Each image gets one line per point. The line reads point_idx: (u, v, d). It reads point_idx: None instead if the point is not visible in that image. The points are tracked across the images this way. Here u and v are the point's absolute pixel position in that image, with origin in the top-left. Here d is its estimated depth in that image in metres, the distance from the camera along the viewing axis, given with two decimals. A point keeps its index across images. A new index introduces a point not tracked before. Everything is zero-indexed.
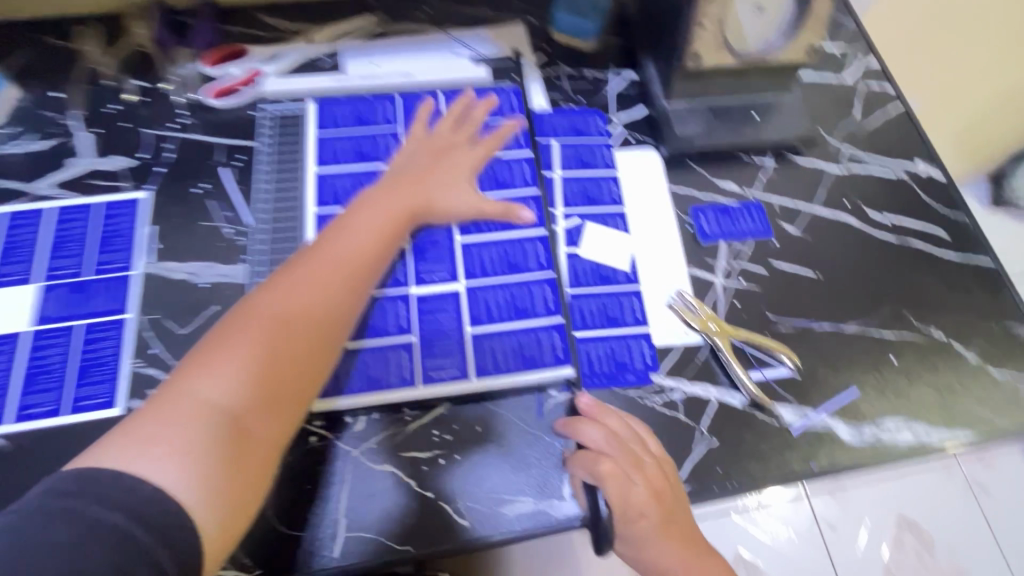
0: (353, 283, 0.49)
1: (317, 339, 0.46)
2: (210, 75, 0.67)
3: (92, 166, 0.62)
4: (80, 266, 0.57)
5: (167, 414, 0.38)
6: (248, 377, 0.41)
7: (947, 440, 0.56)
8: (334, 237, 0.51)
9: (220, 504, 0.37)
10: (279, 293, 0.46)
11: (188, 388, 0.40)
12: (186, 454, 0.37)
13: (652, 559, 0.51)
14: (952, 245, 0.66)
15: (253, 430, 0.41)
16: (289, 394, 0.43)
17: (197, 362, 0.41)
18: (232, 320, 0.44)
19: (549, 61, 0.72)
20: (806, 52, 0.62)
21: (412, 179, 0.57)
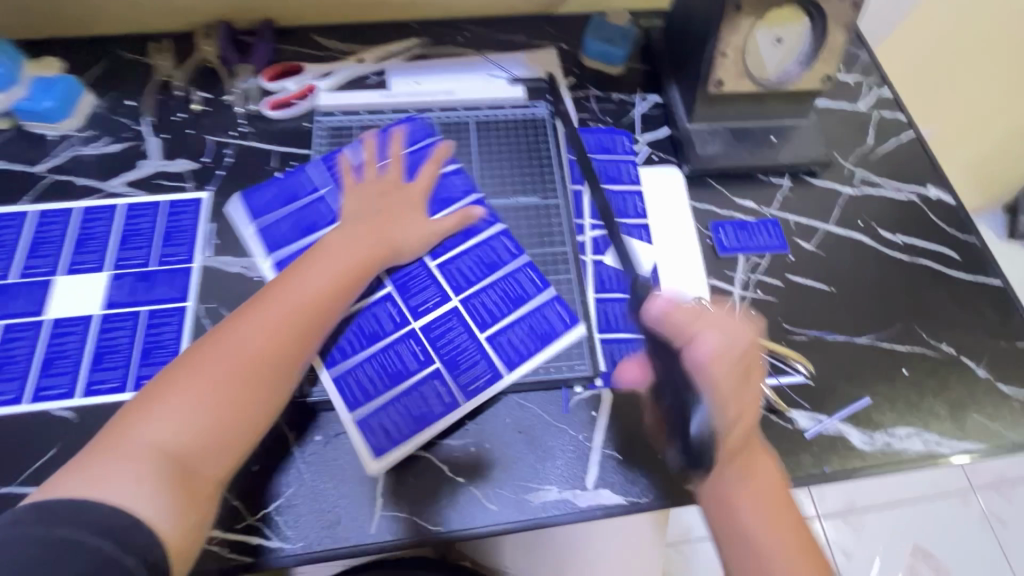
0: (305, 328, 0.52)
1: (268, 379, 0.49)
2: (268, 89, 0.73)
3: (159, 168, 0.68)
4: (146, 257, 0.62)
5: (118, 453, 0.42)
6: (196, 417, 0.45)
7: (957, 450, 0.58)
8: (288, 282, 0.53)
9: (170, 523, 0.41)
10: (232, 338, 0.49)
11: (136, 430, 0.44)
12: (136, 484, 0.41)
13: (733, 502, 0.47)
14: (962, 266, 0.68)
15: (199, 467, 0.44)
16: (237, 432, 0.47)
17: (148, 404, 0.45)
18: (187, 362, 0.48)
19: (579, 84, 0.78)
20: (821, 81, 0.67)
21: (367, 218, 0.60)
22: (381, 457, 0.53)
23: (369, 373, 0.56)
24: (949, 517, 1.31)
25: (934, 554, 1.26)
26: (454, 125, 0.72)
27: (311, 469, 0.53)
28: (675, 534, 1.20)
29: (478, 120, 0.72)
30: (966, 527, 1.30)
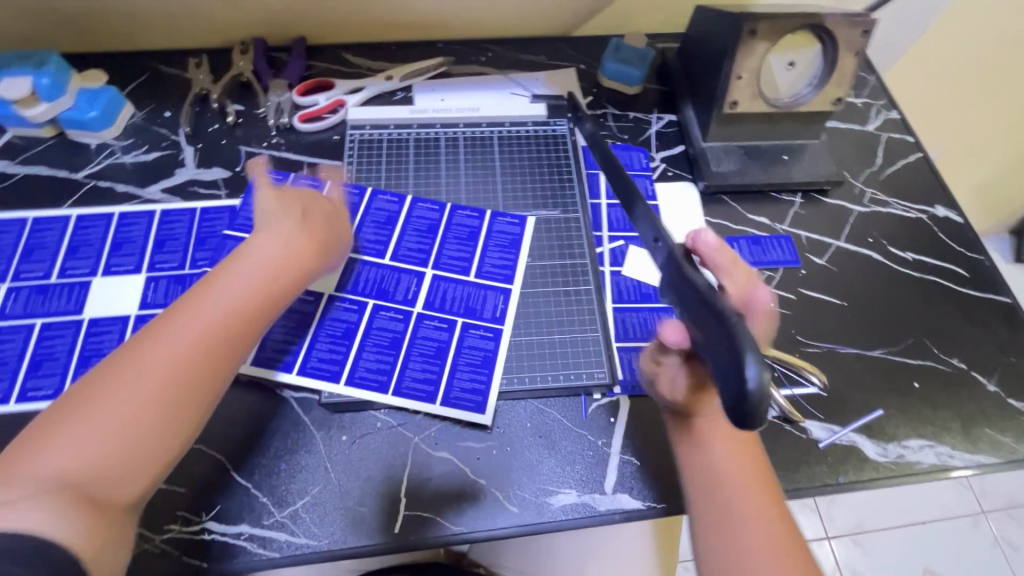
0: (226, 344, 0.47)
1: (184, 399, 0.43)
2: (299, 103, 0.76)
3: (194, 176, 0.71)
4: (181, 261, 0.65)
5: (6, 490, 0.36)
6: (100, 444, 0.40)
7: (969, 463, 0.59)
8: (201, 295, 0.48)
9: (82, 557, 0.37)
10: (135, 356, 0.43)
11: (28, 464, 0.38)
12: (34, 518, 0.36)
13: (712, 471, 0.47)
14: (971, 283, 0.70)
15: (108, 495, 0.39)
16: (152, 455, 0.41)
17: (42, 436, 0.39)
18: (84, 387, 0.42)
19: (597, 103, 0.81)
20: (832, 103, 0.69)
21: (304, 228, 0.57)
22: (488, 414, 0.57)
23: (393, 373, 0.58)
24: (960, 540, 1.30)
25: None
26: (478, 140, 0.74)
27: (338, 469, 0.55)
28: (682, 552, 1.20)
29: (501, 135, 0.75)
30: (977, 551, 1.29)
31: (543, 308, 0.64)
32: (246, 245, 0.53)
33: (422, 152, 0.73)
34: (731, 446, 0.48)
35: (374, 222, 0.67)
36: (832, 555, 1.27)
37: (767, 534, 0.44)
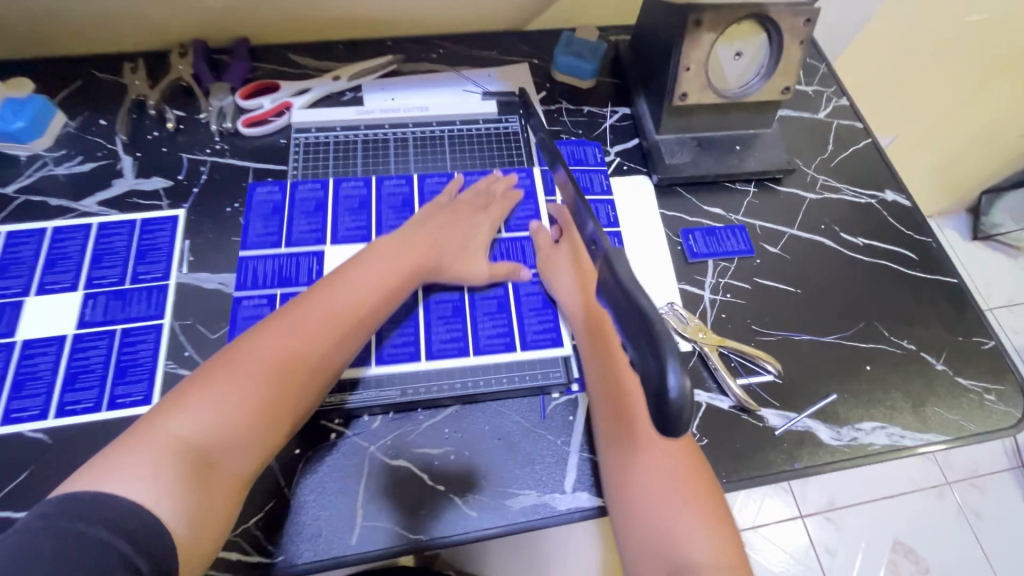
0: (340, 337, 0.54)
1: (296, 383, 0.50)
2: (243, 106, 0.74)
3: (133, 186, 0.68)
4: (121, 276, 0.62)
5: (142, 445, 0.44)
6: (220, 416, 0.46)
7: (920, 442, 0.60)
8: (331, 290, 0.55)
9: (189, 520, 0.42)
10: (261, 342, 0.51)
11: (165, 423, 0.45)
12: (155, 478, 0.42)
13: (642, 468, 0.51)
14: (920, 265, 0.72)
15: (221, 463, 0.45)
16: (261, 431, 0.48)
17: (177, 400, 0.47)
18: (220, 360, 0.49)
19: (550, 98, 0.80)
20: (781, 92, 0.70)
21: (425, 235, 0.63)
22: (520, 350, 0.61)
23: (421, 339, 0.60)
24: (928, 511, 1.34)
25: (915, 549, 1.29)
26: (429, 140, 0.74)
27: (290, 484, 0.54)
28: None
29: (452, 135, 0.74)
30: (945, 522, 1.33)
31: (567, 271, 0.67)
32: (366, 251, 0.60)
33: (370, 154, 0.72)
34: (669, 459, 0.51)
35: (348, 209, 0.68)
36: (805, 532, 1.30)
37: (694, 523, 0.48)
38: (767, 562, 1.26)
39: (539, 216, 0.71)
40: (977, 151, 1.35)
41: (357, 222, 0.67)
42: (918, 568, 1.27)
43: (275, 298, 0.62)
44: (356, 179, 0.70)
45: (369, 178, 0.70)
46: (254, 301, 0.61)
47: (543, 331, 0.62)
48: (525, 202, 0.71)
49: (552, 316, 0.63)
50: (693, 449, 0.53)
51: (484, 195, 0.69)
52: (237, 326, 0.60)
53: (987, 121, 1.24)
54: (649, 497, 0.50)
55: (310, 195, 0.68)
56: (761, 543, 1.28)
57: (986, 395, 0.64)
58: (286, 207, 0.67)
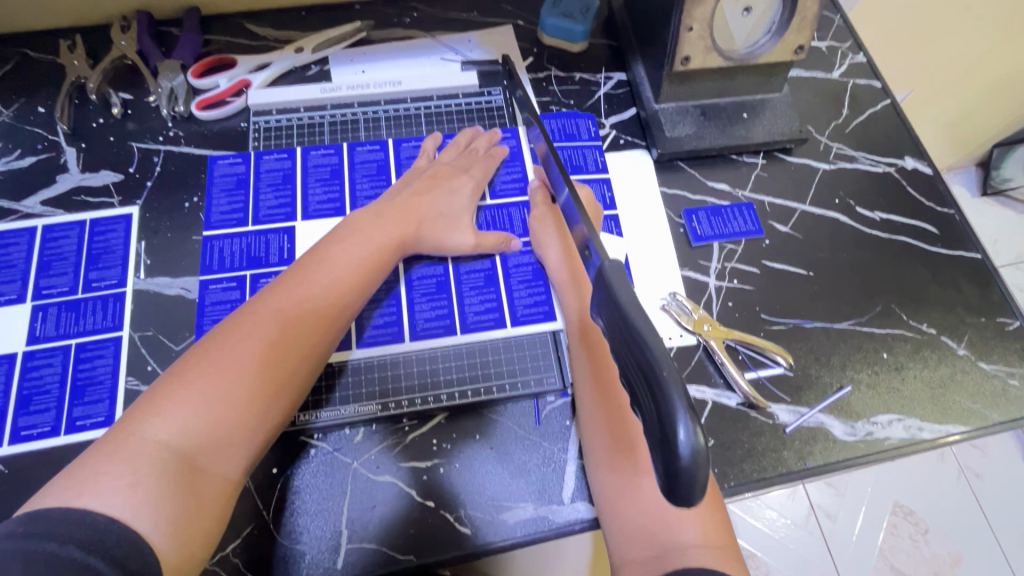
0: (322, 319, 0.48)
1: (284, 371, 0.45)
2: (197, 86, 0.66)
3: (80, 182, 0.62)
4: (73, 284, 0.57)
5: (117, 453, 0.38)
6: (203, 413, 0.40)
7: (939, 434, 0.57)
8: (307, 271, 0.50)
9: (177, 533, 0.37)
10: (238, 331, 0.45)
11: (138, 428, 0.39)
12: (135, 489, 0.36)
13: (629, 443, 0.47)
14: (941, 240, 0.66)
15: (209, 466, 0.40)
16: (251, 426, 0.42)
17: (150, 402, 0.41)
18: (194, 355, 0.43)
19: (539, 64, 0.72)
20: (795, 51, 0.62)
21: (404, 204, 0.57)
22: (510, 327, 0.58)
23: (405, 320, 0.57)
24: (933, 472, 1.26)
25: (916, 511, 1.21)
26: (404, 118, 0.67)
27: (268, 506, 0.50)
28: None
29: (430, 112, 0.68)
30: (947, 483, 1.25)
31: None
32: (344, 225, 0.55)
33: (338, 136, 0.65)
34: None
35: (318, 180, 0.62)
36: (805, 499, 1.23)
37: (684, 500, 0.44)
38: (762, 528, 1.20)
39: (527, 179, 0.65)
40: (993, 103, 1.27)
41: (330, 193, 0.62)
42: (917, 529, 1.20)
43: (244, 280, 0.57)
44: (326, 147, 0.64)
45: (340, 145, 0.64)
46: (223, 285, 0.57)
47: (535, 304, 0.59)
48: (510, 163, 0.65)
49: (543, 288, 0.59)
50: None
51: (467, 154, 0.63)
52: (205, 314, 0.56)
53: (1006, 71, 1.16)
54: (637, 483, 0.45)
55: (276, 166, 0.63)
56: (759, 510, 1.21)
57: (1010, 380, 0.60)
58: (251, 185, 0.62)
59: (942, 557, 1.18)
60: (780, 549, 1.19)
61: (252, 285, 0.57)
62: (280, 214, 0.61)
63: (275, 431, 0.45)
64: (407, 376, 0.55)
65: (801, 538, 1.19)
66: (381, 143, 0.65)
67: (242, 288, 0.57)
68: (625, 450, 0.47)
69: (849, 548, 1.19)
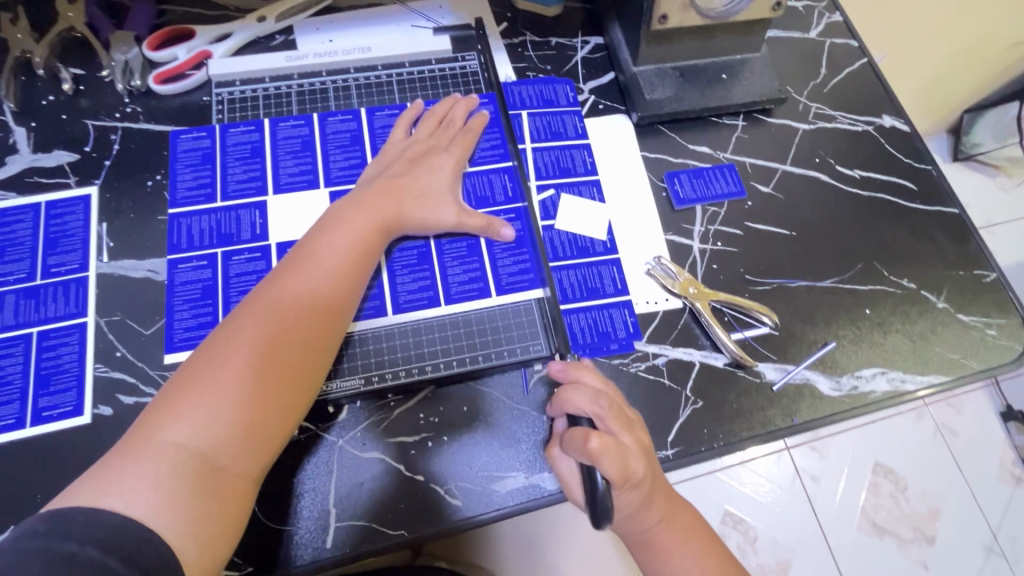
0: (324, 311, 0.47)
1: (291, 367, 0.44)
2: (153, 59, 0.63)
3: (32, 163, 0.58)
4: (30, 270, 0.54)
5: (138, 454, 0.38)
6: (218, 415, 0.41)
7: (922, 385, 0.58)
8: (302, 264, 0.48)
9: (197, 532, 0.37)
10: (240, 331, 0.44)
11: (156, 432, 0.39)
12: (156, 489, 0.37)
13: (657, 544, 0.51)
14: (919, 196, 0.67)
15: (229, 466, 0.40)
16: (267, 424, 0.42)
17: (163, 406, 0.40)
18: (200, 358, 0.43)
19: (513, 29, 0.70)
20: (772, 8, 0.61)
21: (385, 185, 0.55)
22: (494, 296, 0.56)
23: (386, 293, 0.55)
24: (913, 432, 1.29)
25: (897, 470, 1.25)
26: (375, 86, 0.64)
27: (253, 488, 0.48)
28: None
29: (402, 79, 0.65)
30: (926, 442, 1.28)
31: (541, 203, 0.61)
32: (336, 211, 0.53)
33: (308, 107, 0.62)
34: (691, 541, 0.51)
35: (289, 152, 0.60)
36: (790, 463, 1.26)
37: None
38: (749, 493, 1.23)
39: (506, 146, 0.63)
40: (964, 67, 1.28)
41: (301, 165, 0.59)
42: (897, 487, 1.23)
43: (215, 258, 0.55)
44: (294, 118, 0.61)
45: (310, 116, 0.62)
46: (192, 263, 0.55)
47: (518, 272, 0.57)
48: (488, 129, 0.63)
49: (527, 255, 0.58)
50: (692, 519, 0.53)
51: (444, 125, 0.61)
52: (175, 294, 0.53)
53: (978, 32, 1.17)
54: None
55: (243, 139, 0.60)
56: (744, 476, 1.24)
57: (987, 330, 0.61)
58: (217, 160, 0.59)
59: (922, 512, 1.22)
60: (768, 514, 1.21)
61: (222, 264, 0.55)
62: (249, 190, 0.58)
63: (293, 425, 0.45)
64: (399, 352, 0.53)
65: (786, 502, 1.22)
66: (352, 112, 0.62)
67: (213, 267, 0.54)
68: (650, 549, 0.51)
69: (832, 508, 1.23)
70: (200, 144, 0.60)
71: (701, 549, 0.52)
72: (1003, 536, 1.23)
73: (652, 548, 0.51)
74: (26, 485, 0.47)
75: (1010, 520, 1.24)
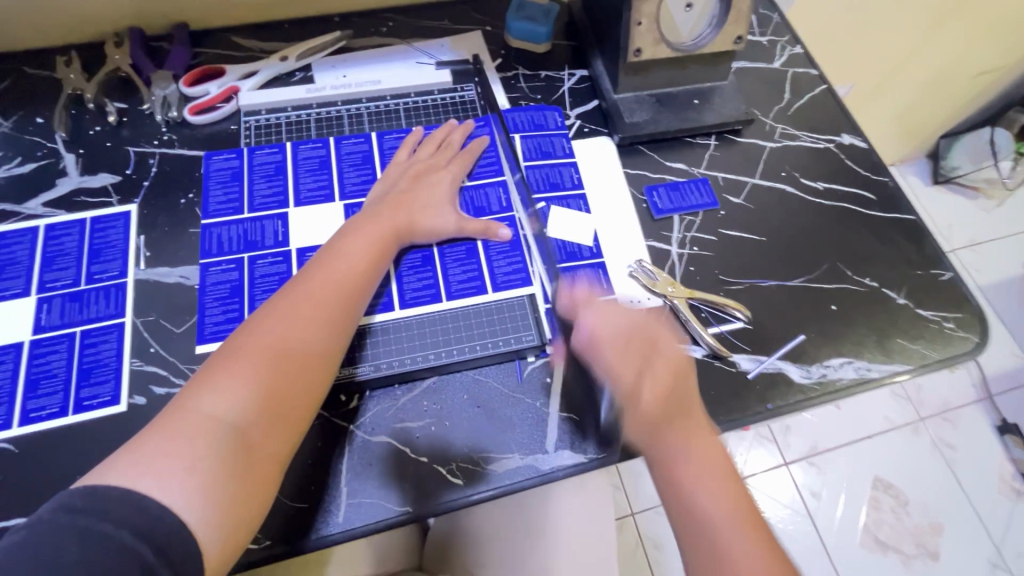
0: (345, 304, 0.53)
1: (314, 355, 0.50)
2: (188, 93, 0.71)
3: (80, 184, 0.65)
4: (76, 277, 0.60)
5: (176, 433, 0.43)
6: (249, 392, 0.46)
7: (886, 373, 0.63)
8: (327, 263, 0.55)
9: (222, 522, 0.41)
10: (271, 321, 0.50)
11: (195, 408, 0.44)
12: (189, 475, 0.41)
13: (676, 465, 0.53)
14: (878, 205, 0.73)
15: (254, 444, 0.45)
16: (290, 406, 0.48)
17: (201, 381, 0.46)
18: (236, 342, 0.49)
19: (507, 64, 0.78)
20: (734, 42, 0.69)
21: (395, 199, 0.62)
22: (490, 293, 0.62)
23: (394, 291, 0.61)
24: (909, 446, 1.31)
25: (895, 484, 1.27)
26: (384, 113, 0.72)
27: None
28: (622, 508, 1.23)
29: (408, 107, 0.73)
30: (923, 455, 1.30)
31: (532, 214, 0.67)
32: (355, 220, 0.60)
33: (324, 132, 0.70)
34: (712, 472, 0.52)
35: (309, 170, 0.67)
36: (790, 479, 1.27)
37: (729, 518, 0.50)
38: None
39: (502, 165, 0.70)
40: (932, 97, 1.38)
41: (319, 182, 0.66)
42: (897, 502, 1.26)
43: (242, 262, 0.61)
44: (313, 141, 0.69)
45: (327, 139, 0.69)
46: (222, 266, 0.61)
47: (512, 272, 0.63)
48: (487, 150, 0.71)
49: (520, 257, 0.64)
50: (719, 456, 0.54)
51: (445, 149, 0.68)
52: (207, 294, 0.60)
53: (941, 63, 1.26)
54: (691, 495, 0.52)
55: (268, 159, 0.67)
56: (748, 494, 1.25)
57: (946, 323, 0.66)
58: (244, 179, 0.66)
59: (923, 526, 1.24)
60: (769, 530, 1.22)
61: (246, 268, 0.61)
62: (270, 205, 0.65)
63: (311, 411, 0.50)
64: (405, 344, 0.58)
65: (790, 519, 1.23)
66: (363, 135, 0.70)
67: (239, 271, 0.61)
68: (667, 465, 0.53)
69: (835, 525, 1.24)
70: (230, 166, 0.67)
71: (722, 483, 0.52)
72: (1007, 551, 1.23)
73: (671, 470, 0.53)
74: (68, 466, 0.52)
75: (1014, 534, 1.25)
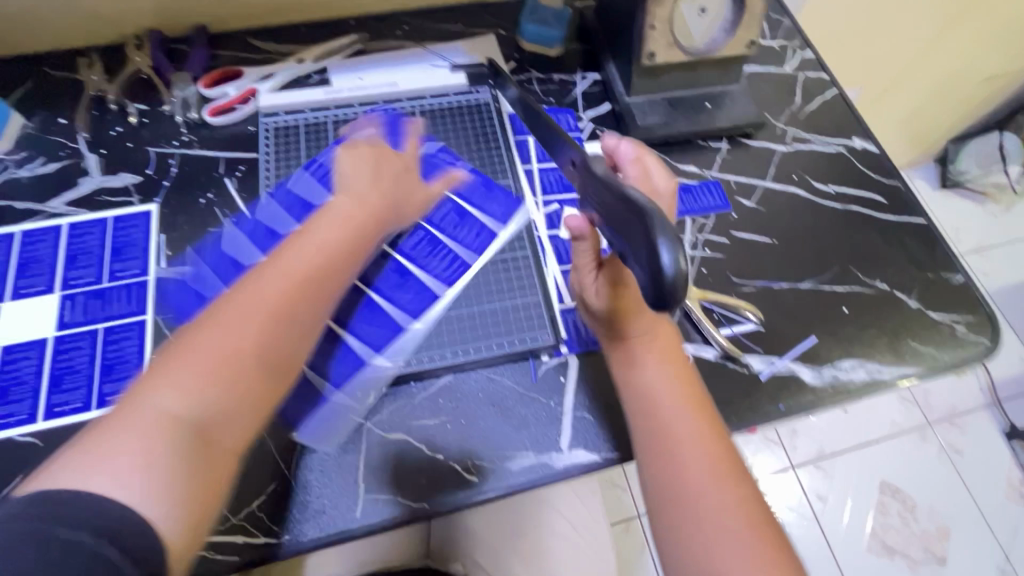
0: (322, 277, 0.46)
1: (291, 331, 0.43)
2: (208, 95, 0.72)
3: (101, 184, 0.67)
4: (98, 275, 0.61)
5: (127, 426, 0.36)
6: (212, 376, 0.39)
7: (898, 375, 0.63)
8: (305, 232, 0.48)
9: (185, 516, 0.35)
10: (240, 294, 0.43)
11: (146, 399, 0.37)
12: (144, 471, 0.35)
13: (651, 406, 0.51)
14: (889, 208, 0.74)
15: (216, 435, 0.39)
16: (260, 390, 0.41)
17: (153, 369, 0.39)
18: (199, 320, 0.42)
19: (520, 68, 0.79)
20: (746, 46, 0.70)
21: (381, 163, 0.56)
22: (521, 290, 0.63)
23: (430, 286, 0.61)
24: (916, 450, 1.31)
25: (902, 488, 1.27)
26: (400, 116, 0.73)
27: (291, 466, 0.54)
28: (627, 510, 1.23)
29: (423, 109, 0.74)
30: (931, 459, 1.30)
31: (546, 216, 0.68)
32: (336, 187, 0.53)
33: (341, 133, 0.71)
34: (689, 420, 0.50)
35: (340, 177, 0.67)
36: (797, 483, 1.27)
37: (703, 466, 0.47)
38: None
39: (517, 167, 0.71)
40: (940, 101, 1.38)
41: None
42: (904, 506, 1.25)
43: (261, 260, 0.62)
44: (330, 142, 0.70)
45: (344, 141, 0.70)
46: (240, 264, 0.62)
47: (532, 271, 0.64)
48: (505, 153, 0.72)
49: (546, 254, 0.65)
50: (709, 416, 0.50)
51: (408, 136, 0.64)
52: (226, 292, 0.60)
53: (949, 67, 1.27)
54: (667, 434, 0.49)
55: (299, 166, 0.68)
56: None
57: (957, 326, 0.66)
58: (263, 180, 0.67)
59: (930, 530, 1.24)
60: None
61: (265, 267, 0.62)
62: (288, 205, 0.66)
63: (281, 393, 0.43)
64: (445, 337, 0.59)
65: (798, 522, 1.23)
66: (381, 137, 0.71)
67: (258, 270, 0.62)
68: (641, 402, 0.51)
69: (842, 528, 1.24)
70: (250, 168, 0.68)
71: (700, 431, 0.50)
72: (1015, 556, 1.22)
73: (645, 409, 0.51)
74: None
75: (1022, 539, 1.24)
